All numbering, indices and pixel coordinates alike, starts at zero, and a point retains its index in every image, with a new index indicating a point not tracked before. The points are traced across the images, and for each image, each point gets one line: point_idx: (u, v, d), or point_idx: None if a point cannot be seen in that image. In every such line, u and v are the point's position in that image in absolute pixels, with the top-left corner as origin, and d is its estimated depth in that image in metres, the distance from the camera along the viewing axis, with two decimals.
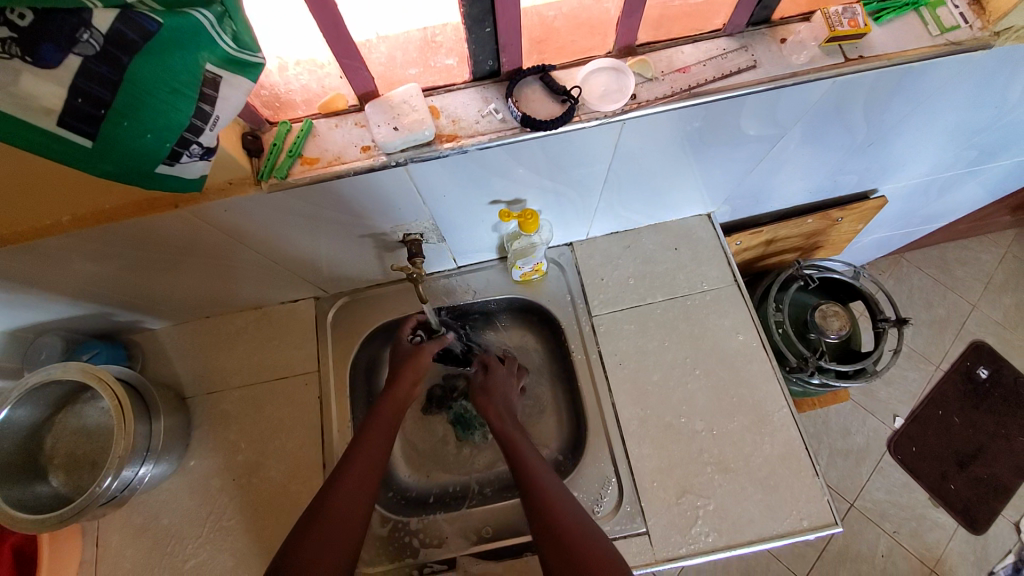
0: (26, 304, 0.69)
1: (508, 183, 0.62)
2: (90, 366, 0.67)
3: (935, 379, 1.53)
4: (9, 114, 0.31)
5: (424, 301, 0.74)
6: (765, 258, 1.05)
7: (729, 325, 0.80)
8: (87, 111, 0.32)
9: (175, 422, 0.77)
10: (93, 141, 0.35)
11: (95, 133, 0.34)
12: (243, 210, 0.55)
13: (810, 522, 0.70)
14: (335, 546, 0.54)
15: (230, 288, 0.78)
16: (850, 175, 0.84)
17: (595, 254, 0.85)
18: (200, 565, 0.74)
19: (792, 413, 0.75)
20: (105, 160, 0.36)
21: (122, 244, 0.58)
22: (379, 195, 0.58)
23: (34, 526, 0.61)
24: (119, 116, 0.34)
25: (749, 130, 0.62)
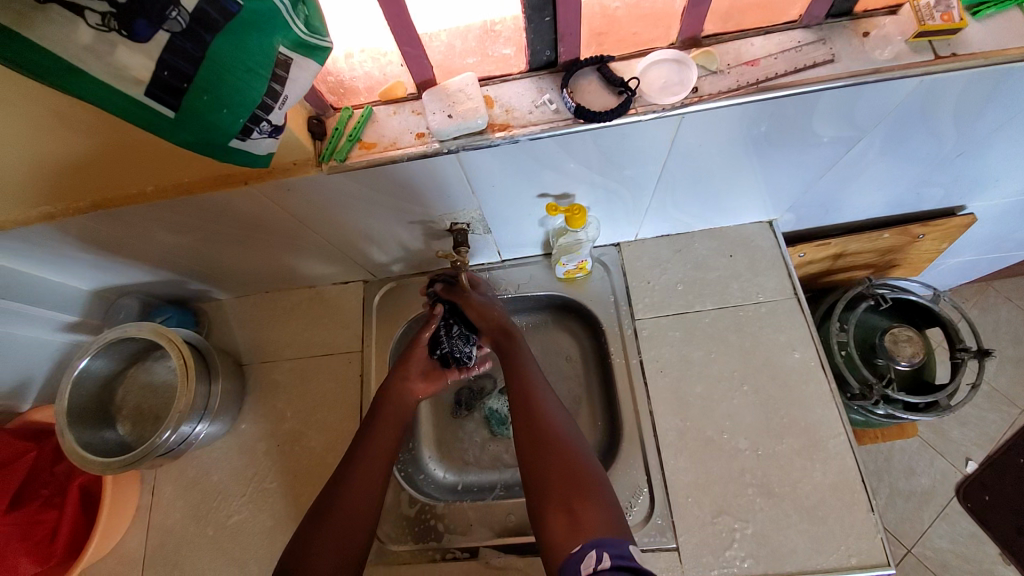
0: (115, 266, 0.77)
1: (557, 177, 0.61)
2: (160, 326, 0.74)
3: (1019, 424, 1.36)
4: (105, 83, 0.34)
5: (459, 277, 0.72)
6: (831, 273, 0.97)
7: (784, 341, 0.75)
8: (171, 83, 0.35)
9: (230, 387, 0.83)
10: (176, 112, 0.37)
11: (178, 105, 0.36)
12: (304, 190, 0.58)
13: (860, 560, 0.64)
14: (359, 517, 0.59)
15: (288, 265, 0.82)
16: (934, 188, 0.77)
17: (642, 256, 0.83)
18: (241, 522, 0.79)
19: (850, 442, 0.69)
20: (186, 132, 0.39)
21: (194, 215, 0.63)
22: (429, 182, 0.59)
23: (100, 467, 0.68)
24: (200, 90, 0.36)
25: (822, 133, 0.58)
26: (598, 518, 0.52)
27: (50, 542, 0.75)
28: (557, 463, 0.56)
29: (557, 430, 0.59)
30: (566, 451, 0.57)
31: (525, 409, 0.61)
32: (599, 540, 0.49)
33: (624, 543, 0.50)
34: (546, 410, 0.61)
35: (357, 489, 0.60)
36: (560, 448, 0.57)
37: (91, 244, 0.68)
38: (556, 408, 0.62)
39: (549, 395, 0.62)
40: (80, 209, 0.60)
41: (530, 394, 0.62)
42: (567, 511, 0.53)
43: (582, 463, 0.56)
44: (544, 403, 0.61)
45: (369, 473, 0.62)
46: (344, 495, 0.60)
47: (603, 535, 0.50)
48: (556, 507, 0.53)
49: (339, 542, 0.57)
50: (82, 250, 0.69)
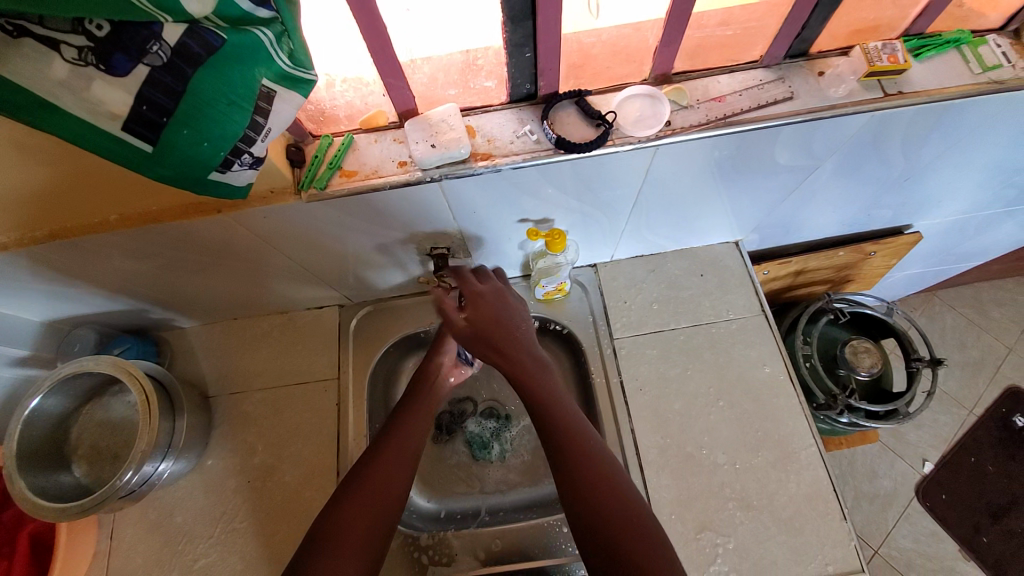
0: (68, 296, 0.72)
1: (537, 203, 0.62)
2: (121, 359, 0.70)
3: (968, 424, 1.52)
4: (77, 118, 0.33)
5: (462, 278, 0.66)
6: (793, 289, 1.02)
7: (755, 357, 0.78)
8: (149, 118, 0.34)
9: (196, 421, 0.79)
10: (153, 146, 0.36)
11: (155, 139, 0.35)
12: (281, 217, 0.57)
13: (836, 568, 0.67)
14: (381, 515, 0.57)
15: (259, 291, 0.80)
16: (885, 209, 0.83)
17: (618, 276, 0.85)
18: (209, 566, 0.74)
19: (820, 451, 0.72)
20: (163, 166, 0.38)
21: (163, 243, 0.61)
22: (411, 208, 0.59)
23: (54, 514, 0.63)
24: (179, 124, 0.35)
25: (783, 161, 0.62)
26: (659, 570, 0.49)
27: None
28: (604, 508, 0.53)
29: (601, 473, 0.55)
30: (616, 493, 0.54)
31: (563, 450, 0.56)
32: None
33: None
34: (590, 440, 0.57)
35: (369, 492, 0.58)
36: (607, 487, 0.54)
37: (42, 274, 0.64)
38: (595, 445, 0.57)
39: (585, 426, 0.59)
40: (35, 239, 0.57)
41: (570, 424, 0.58)
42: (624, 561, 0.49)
43: (629, 505, 0.53)
44: (583, 436, 0.57)
45: (374, 515, 0.57)
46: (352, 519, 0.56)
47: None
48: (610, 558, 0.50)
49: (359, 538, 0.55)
50: (39, 280, 0.66)
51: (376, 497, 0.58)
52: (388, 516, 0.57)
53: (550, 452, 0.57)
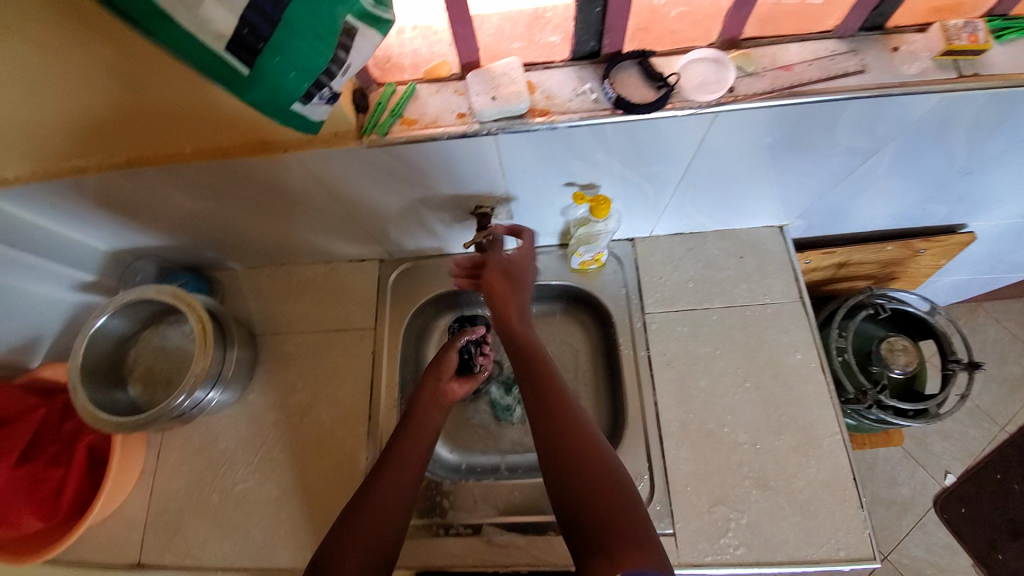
0: (135, 227, 0.77)
1: (587, 167, 0.63)
2: (179, 290, 0.75)
3: (998, 440, 1.47)
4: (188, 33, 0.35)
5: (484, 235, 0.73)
6: (833, 282, 1.00)
7: (788, 342, 0.78)
8: (248, 43, 0.36)
9: (243, 355, 0.83)
10: (249, 71, 0.39)
11: (251, 64, 0.38)
12: (339, 161, 0.59)
13: (847, 553, 0.67)
14: (392, 509, 0.61)
15: (309, 239, 0.83)
16: (940, 205, 0.80)
17: (656, 252, 0.85)
18: (247, 490, 0.80)
19: (845, 440, 0.72)
20: (254, 92, 0.40)
21: (225, 180, 0.64)
22: (463, 162, 0.60)
23: (114, 426, 0.69)
24: (272, 52, 0.37)
25: (842, 141, 0.61)
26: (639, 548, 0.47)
27: (53, 501, 0.74)
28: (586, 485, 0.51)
29: (589, 454, 0.54)
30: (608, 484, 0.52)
31: (552, 433, 0.56)
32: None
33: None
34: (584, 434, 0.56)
35: (385, 489, 0.62)
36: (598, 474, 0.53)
37: (116, 202, 0.69)
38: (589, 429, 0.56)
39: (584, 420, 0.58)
40: (114, 164, 0.61)
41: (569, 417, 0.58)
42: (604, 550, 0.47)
43: (614, 483, 0.51)
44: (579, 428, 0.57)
45: (382, 509, 0.61)
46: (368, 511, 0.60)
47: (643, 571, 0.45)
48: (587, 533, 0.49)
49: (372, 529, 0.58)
50: (107, 208, 0.70)
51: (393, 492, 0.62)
52: (399, 515, 0.61)
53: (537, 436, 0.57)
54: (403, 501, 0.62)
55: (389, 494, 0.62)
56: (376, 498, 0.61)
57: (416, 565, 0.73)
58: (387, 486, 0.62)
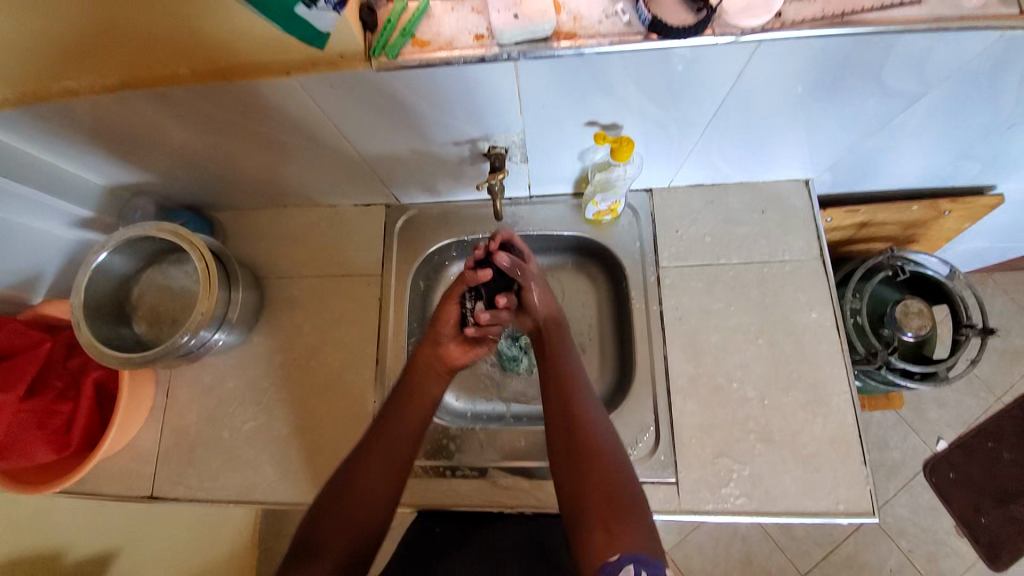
0: (132, 160, 0.74)
1: (610, 103, 0.59)
2: (181, 228, 0.72)
3: (993, 410, 1.49)
4: None
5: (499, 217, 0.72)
6: (851, 244, 0.97)
7: (804, 301, 0.76)
8: None
9: (249, 298, 0.82)
10: None
11: None
12: (346, 87, 0.55)
13: (846, 507, 0.68)
14: (387, 481, 0.64)
15: (313, 178, 0.80)
16: (972, 162, 0.76)
17: (674, 204, 0.82)
18: (257, 428, 0.82)
19: (854, 398, 0.72)
20: None
21: (227, 109, 0.60)
22: (478, 94, 0.56)
23: (118, 361, 0.68)
24: None
25: (887, 83, 0.56)
26: (637, 532, 0.53)
27: (65, 433, 0.74)
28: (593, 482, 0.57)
29: (595, 439, 0.61)
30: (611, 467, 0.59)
31: (564, 418, 0.63)
32: (639, 557, 0.50)
33: (658, 562, 0.50)
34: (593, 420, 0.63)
35: (377, 461, 0.64)
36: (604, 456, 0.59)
37: (111, 131, 0.65)
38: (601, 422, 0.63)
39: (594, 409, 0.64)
40: (109, 88, 0.57)
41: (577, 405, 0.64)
42: (604, 527, 0.53)
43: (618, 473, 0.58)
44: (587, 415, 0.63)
45: (370, 490, 0.62)
46: (363, 482, 0.62)
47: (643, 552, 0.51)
48: (590, 512, 0.55)
49: (369, 501, 0.62)
50: (100, 138, 0.67)
51: (385, 462, 0.64)
52: (395, 485, 0.64)
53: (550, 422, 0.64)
54: (391, 484, 0.64)
55: (383, 472, 0.64)
56: (366, 480, 0.62)
57: (422, 503, 0.75)
58: (380, 459, 0.64)
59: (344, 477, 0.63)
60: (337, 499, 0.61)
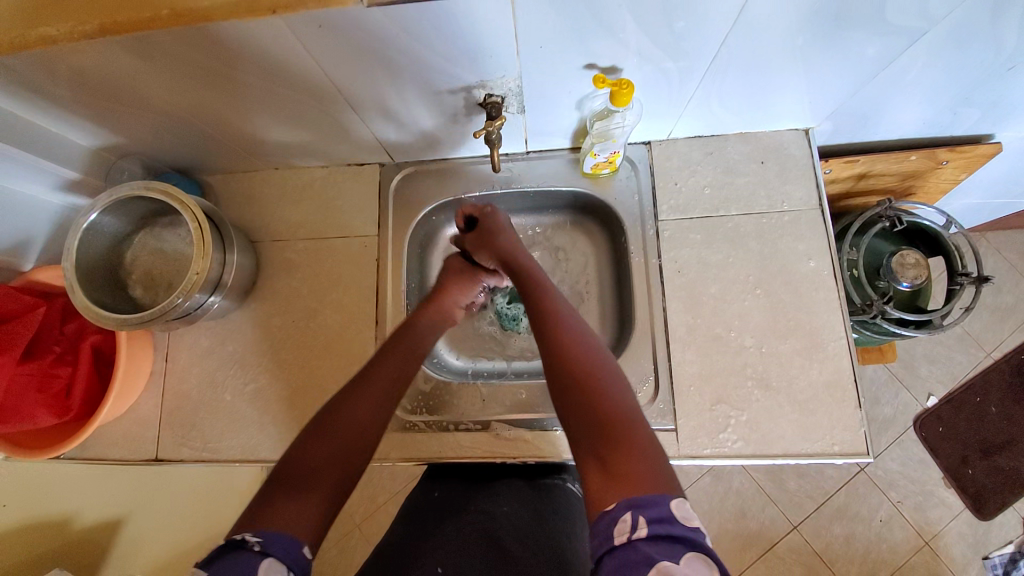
0: (116, 119, 0.72)
1: (609, 43, 0.57)
2: (171, 188, 0.71)
3: (983, 366, 1.52)
4: None
5: (494, 162, 0.72)
6: (848, 197, 0.97)
7: (802, 251, 0.76)
8: None
9: (244, 261, 0.82)
10: None
11: None
12: (337, 27, 0.53)
13: (841, 448, 0.70)
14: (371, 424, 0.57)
15: (304, 135, 0.78)
16: (972, 109, 0.75)
17: (672, 157, 0.81)
18: (258, 389, 0.83)
19: (850, 344, 0.73)
20: None
21: (213, 54, 0.58)
22: (473, 34, 0.55)
23: (116, 322, 0.68)
24: None
25: (892, 16, 0.54)
26: (644, 473, 0.46)
27: (64, 397, 0.74)
28: (585, 423, 0.51)
29: (588, 369, 0.55)
30: (609, 400, 0.53)
31: (555, 354, 0.58)
32: (638, 500, 0.43)
33: (666, 500, 0.44)
34: (587, 353, 0.57)
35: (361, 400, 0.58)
36: (601, 387, 0.54)
37: (92, 84, 0.63)
38: (601, 361, 0.57)
39: (591, 340, 0.59)
40: (85, 33, 0.53)
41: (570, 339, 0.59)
42: (600, 463, 0.48)
43: (615, 409, 0.52)
44: (581, 348, 0.58)
45: (349, 432, 0.55)
46: (344, 420, 0.55)
47: (643, 493, 0.44)
48: (589, 457, 0.49)
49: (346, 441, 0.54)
50: (79, 93, 0.65)
51: (371, 402, 0.58)
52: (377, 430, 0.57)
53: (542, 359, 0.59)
54: (373, 427, 0.57)
55: (366, 413, 0.57)
56: (344, 419, 0.55)
57: (425, 455, 0.76)
58: (367, 398, 0.58)
59: (320, 418, 0.56)
60: (309, 439, 0.54)
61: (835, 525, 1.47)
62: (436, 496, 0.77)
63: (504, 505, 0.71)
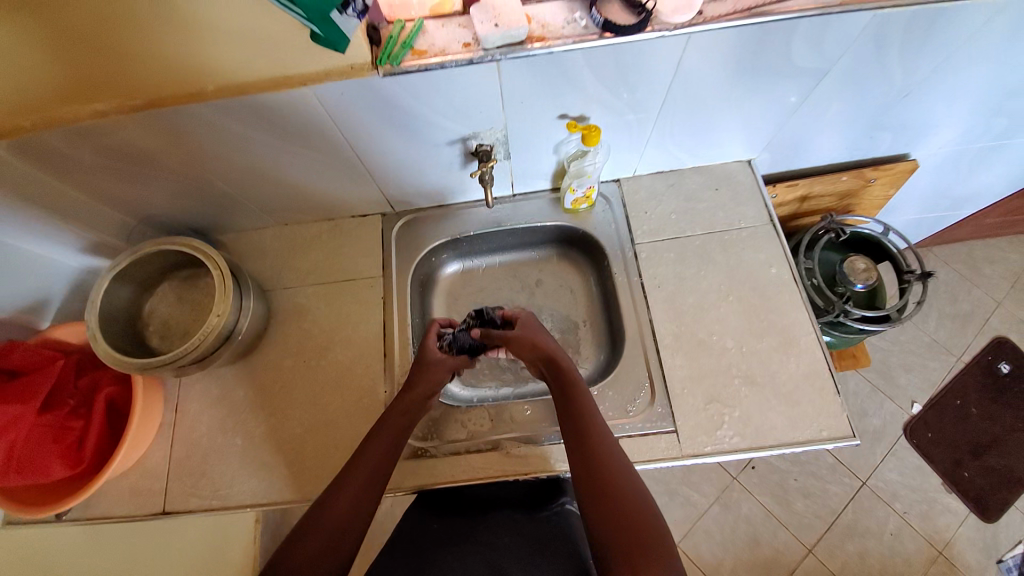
0: (146, 187, 0.80)
1: (577, 96, 0.70)
2: (193, 240, 0.78)
3: (956, 369, 1.61)
4: None
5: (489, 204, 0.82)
6: (799, 217, 1.10)
7: (763, 260, 0.87)
8: None
9: (258, 307, 0.87)
10: None
11: None
12: (354, 94, 0.64)
13: (829, 433, 0.76)
14: (359, 506, 0.64)
15: (316, 191, 0.87)
16: (884, 133, 0.89)
17: (639, 190, 0.93)
18: (271, 432, 0.85)
19: (818, 337, 0.81)
20: None
21: (244, 122, 0.68)
22: (468, 94, 0.67)
23: (138, 367, 0.72)
24: None
25: (796, 60, 0.69)
26: None
27: (77, 449, 0.74)
28: (618, 532, 0.58)
29: (618, 477, 0.63)
30: (636, 508, 0.60)
31: (587, 460, 0.65)
32: None
33: None
34: (615, 461, 0.65)
35: (353, 484, 0.65)
36: (628, 495, 0.62)
37: (133, 154, 0.72)
38: (626, 476, 0.64)
39: (617, 450, 0.67)
40: (135, 107, 0.64)
41: (600, 446, 0.66)
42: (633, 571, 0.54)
43: (642, 522, 0.59)
44: (609, 456, 0.65)
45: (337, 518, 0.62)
46: (337, 501, 0.63)
47: None
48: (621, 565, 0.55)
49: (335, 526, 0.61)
50: (117, 164, 0.74)
51: (363, 484, 0.65)
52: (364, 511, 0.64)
53: (573, 461, 0.66)
54: (360, 513, 0.64)
55: (357, 497, 0.64)
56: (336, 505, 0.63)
57: (440, 481, 0.78)
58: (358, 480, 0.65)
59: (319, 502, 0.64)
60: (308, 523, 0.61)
61: (848, 544, 1.46)
62: (434, 527, 0.77)
63: (504, 536, 0.74)
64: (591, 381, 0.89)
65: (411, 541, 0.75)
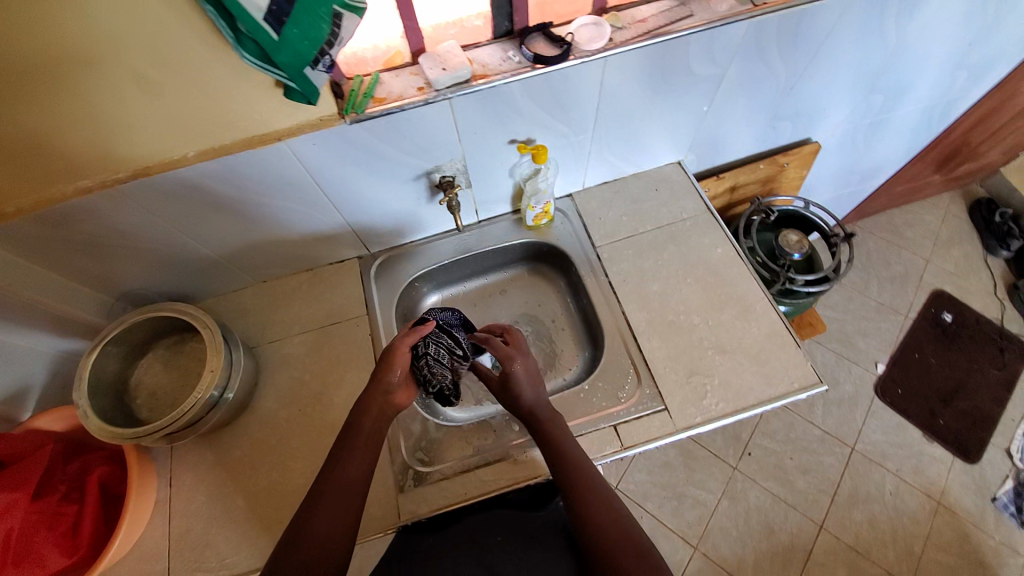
0: (124, 261, 0.82)
1: (522, 121, 0.80)
2: (176, 302, 0.81)
3: (906, 326, 1.76)
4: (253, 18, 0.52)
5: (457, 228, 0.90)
6: (733, 207, 1.24)
7: (709, 242, 0.97)
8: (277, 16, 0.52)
9: (249, 364, 0.88)
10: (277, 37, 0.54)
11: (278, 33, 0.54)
12: (327, 141, 0.72)
13: (800, 383, 0.83)
14: (337, 525, 0.61)
15: (293, 243, 0.92)
16: (785, 122, 1.04)
17: (592, 201, 1.03)
18: (272, 486, 0.83)
19: (771, 301, 0.90)
20: (281, 54, 0.56)
21: (222, 182, 0.74)
22: (426, 130, 0.75)
23: (131, 437, 0.72)
24: (292, 24, 0.53)
25: (696, 70, 0.82)
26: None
27: (73, 534, 0.72)
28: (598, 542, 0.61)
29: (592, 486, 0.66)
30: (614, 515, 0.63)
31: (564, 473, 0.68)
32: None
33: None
34: (590, 473, 0.68)
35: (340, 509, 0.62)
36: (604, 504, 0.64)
37: (112, 229, 0.76)
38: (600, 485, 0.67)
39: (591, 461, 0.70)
40: (119, 179, 0.69)
41: (575, 459, 0.69)
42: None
43: (618, 530, 0.62)
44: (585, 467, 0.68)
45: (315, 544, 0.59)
46: (316, 524, 0.61)
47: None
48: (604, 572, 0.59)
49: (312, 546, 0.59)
50: (97, 240, 0.76)
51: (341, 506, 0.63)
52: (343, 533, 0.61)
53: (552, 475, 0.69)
54: (339, 531, 0.61)
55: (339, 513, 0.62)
56: (313, 528, 0.60)
57: (453, 501, 0.79)
58: (337, 502, 0.63)
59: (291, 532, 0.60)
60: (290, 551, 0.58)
61: (855, 512, 1.49)
62: (429, 542, 0.75)
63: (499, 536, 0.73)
64: (580, 380, 0.94)
65: (400, 565, 0.72)
